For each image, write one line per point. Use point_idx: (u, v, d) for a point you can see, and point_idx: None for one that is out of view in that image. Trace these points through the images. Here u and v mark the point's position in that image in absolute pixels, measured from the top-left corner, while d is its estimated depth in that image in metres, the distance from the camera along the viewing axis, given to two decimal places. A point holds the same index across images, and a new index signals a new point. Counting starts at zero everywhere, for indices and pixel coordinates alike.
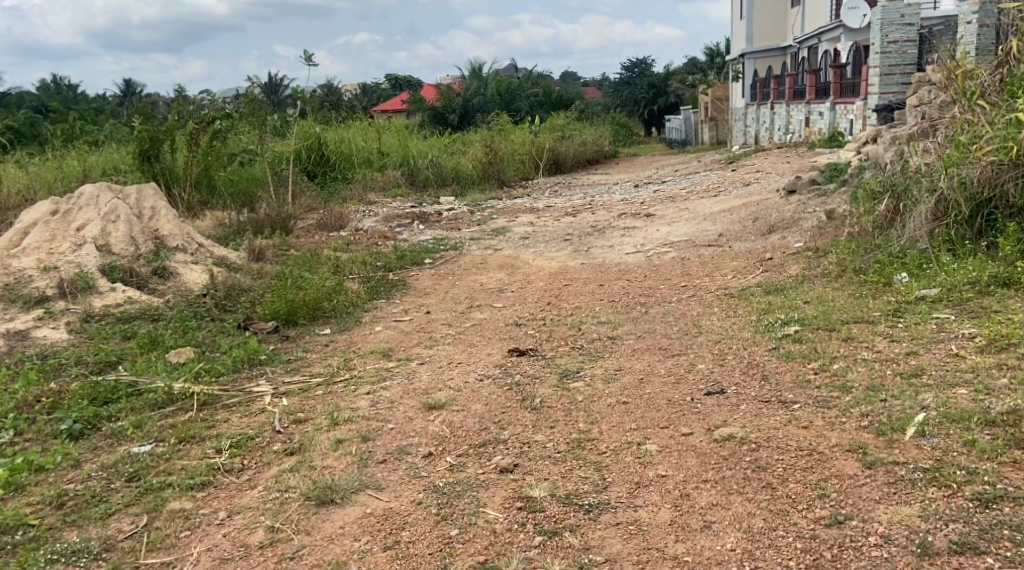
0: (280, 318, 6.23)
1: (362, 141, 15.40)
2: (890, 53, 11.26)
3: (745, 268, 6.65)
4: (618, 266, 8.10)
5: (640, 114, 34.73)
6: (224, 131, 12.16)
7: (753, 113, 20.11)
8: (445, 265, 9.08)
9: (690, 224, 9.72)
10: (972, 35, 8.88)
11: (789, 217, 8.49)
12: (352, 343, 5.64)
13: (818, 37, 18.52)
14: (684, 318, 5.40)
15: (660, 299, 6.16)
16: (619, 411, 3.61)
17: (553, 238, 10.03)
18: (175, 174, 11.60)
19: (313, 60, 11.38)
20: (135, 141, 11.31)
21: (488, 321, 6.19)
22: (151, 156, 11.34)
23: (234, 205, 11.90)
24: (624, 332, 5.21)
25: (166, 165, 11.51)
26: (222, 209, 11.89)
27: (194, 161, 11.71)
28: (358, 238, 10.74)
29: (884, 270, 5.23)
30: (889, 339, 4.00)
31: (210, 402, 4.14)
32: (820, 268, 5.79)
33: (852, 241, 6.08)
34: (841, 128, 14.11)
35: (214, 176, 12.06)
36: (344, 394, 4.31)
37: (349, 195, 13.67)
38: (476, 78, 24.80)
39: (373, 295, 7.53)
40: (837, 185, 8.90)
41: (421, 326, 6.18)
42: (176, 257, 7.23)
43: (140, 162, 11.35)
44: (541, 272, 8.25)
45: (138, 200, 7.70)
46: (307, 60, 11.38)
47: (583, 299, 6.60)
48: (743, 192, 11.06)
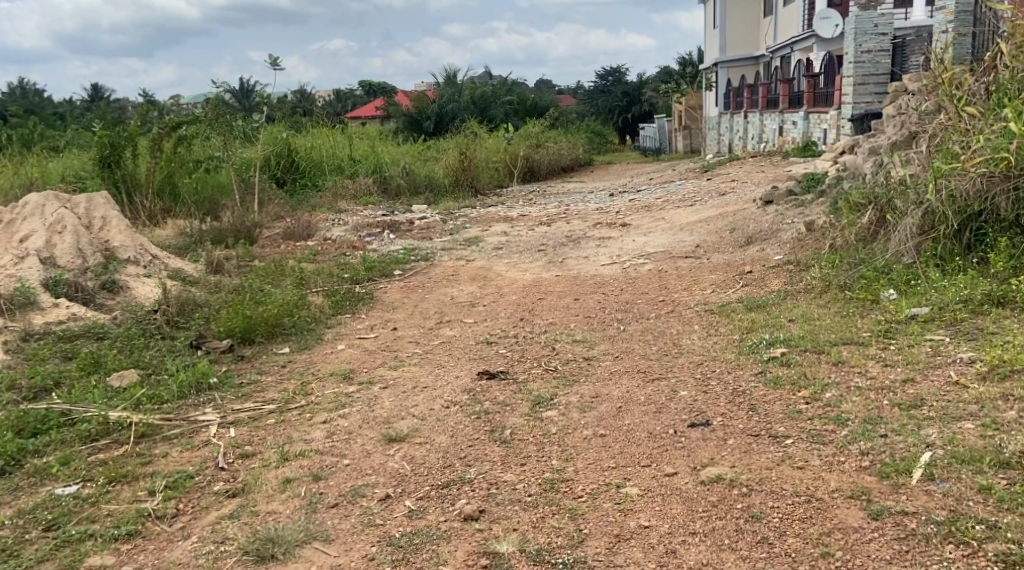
0: (235, 336, 5.95)
1: (333, 148, 15.04)
2: (863, 63, 11.09)
3: (725, 281, 6.40)
4: (594, 278, 7.83)
5: (614, 122, 34.63)
6: (189, 137, 11.82)
7: (727, 122, 19.96)
8: (416, 277, 8.76)
9: (667, 235, 9.47)
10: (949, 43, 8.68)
11: (767, 228, 8.26)
12: (312, 364, 5.32)
13: (790, 47, 18.39)
14: (661, 336, 5.15)
15: (637, 315, 5.89)
16: (596, 446, 3.31)
17: (527, 248, 9.75)
18: (137, 181, 11.22)
19: (279, 65, 11.05)
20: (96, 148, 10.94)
21: (457, 339, 5.87)
22: (112, 163, 10.97)
23: (198, 214, 11.52)
24: (600, 352, 4.93)
25: (127, 172, 11.13)
26: (185, 217, 11.51)
27: (156, 169, 11.34)
28: (326, 248, 10.40)
29: (870, 287, 4.97)
30: (881, 362, 3.73)
31: (149, 434, 3.87)
32: (803, 283, 5.53)
33: (835, 255, 5.82)
34: (815, 137, 13.96)
35: (178, 184, 11.68)
36: (299, 424, 4.01)
37: (318, 204, 13.32)
38: (450, 83, 24.51)
39: (337, 309, 7.21)
40: (815, 195, 8.67)
41: (387, 345, 5.86)
42: (127, 269, 7.14)
43: (100, 168, 10.96)
44: (514, 284, 7.96)
45: (88, 210, 7.62)
46: (273, 64, 11.05)
47: (557, 314, 6.31)
48: (720, 202, 10.84)
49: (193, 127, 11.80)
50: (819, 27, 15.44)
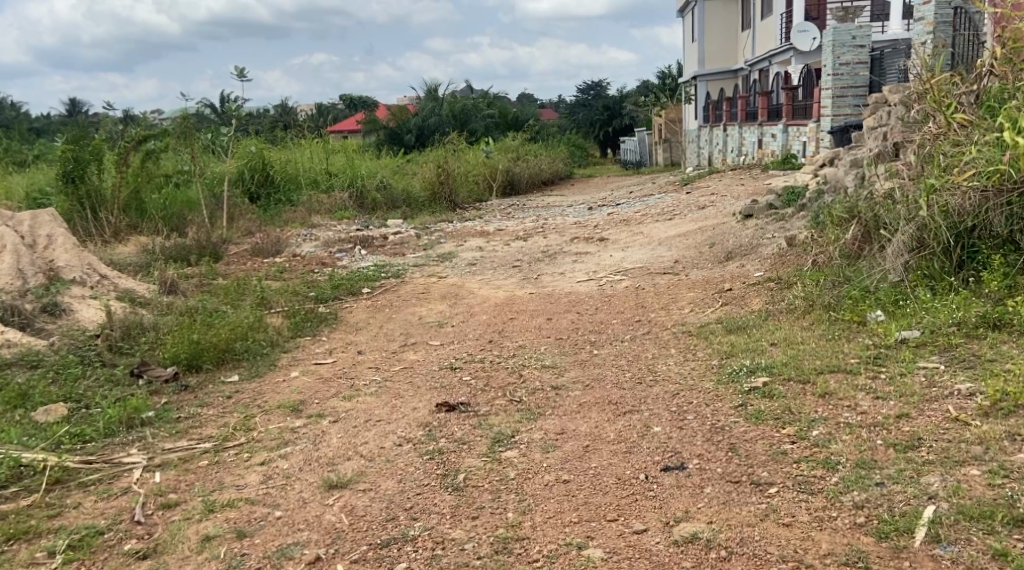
0: (180, 363, 5.65)
1: (308, 162, 14.67)
2: (842, 75, 10.83)
3: (704, 299, 6.08)
4: (568, 296, 7.50)
5: (596, 136, 34.43)
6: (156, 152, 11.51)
7: (706, 135, 19.70)
8: (384, 295, 8.39)
9: (645, 249, 9.16)
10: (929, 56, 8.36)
11: (748, 242, 7.95)
12: (260, 396, 4.97)
13: (769, 59, 18.18)
14: (636, 361, 4.82)
15: (611, 337, 5.55)
16: (557, 495, 2.99)
17: (501, 264, 9.40)
18: (102, 197, 10.75)
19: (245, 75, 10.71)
20: (59, 163, 10.52)
21: (420, 364, 5.49)
22: (75, 177, 10.52)
23: (163, 229, 11.06)
24: (569, 380, 4.57)
25: (91, 187, 10.69)
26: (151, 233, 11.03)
27: (122, 183, 10.96)
28: (293, 265, 10.02)
29: (857, 307, 4.64)
30: (871, 393, 3.37)
31: (64, 480, 3.71)
32: (785, 302, 5.21)
33: (820, 272, 5.48)
34: (795, 149, 13.70)
35: (144, 199, 11.26)
36: (234, 467, 3.75)
37: (290, 218, 12.93)
38: (428, 96, 24.25)
39: (297, 331, 6.83)
40: (796, 209, 8.36)
41: (344, 371, 5.49)
42: (72, 290, 6.93)
43: (63, 183, 10.51)
44: (485, 303, 7.61)
45: (33, 228, 7.40)
46: (240, 75, 10.69)
47: (528, 335, 5.95)
48: (699, 215, 10.56)
49: (158, 141, 11.47)
50: (797, 40, 15.19)
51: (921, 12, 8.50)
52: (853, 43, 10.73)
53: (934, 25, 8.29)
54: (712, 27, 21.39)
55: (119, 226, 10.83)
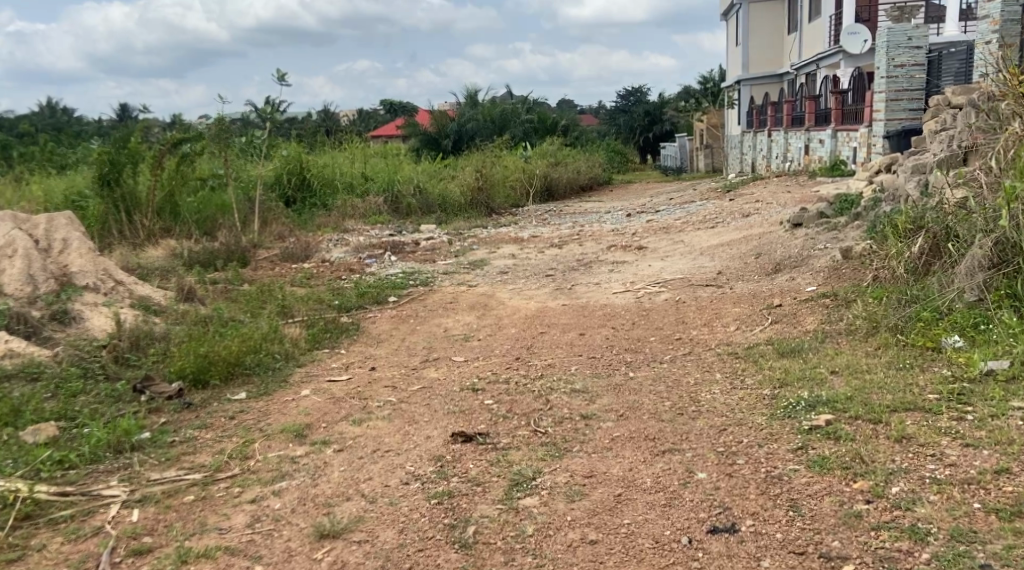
0: (186, 378, 5.25)
1: (345, 167, 14.32)
2: (897, 77, 10.16)
3: (752, 316, 5.55)
4: (603, 309, 7.01)
5: (635, 141, 33.85)
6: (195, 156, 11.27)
7: (750, 140, 19.08)
8: (411, 304, 7.99)
9: (686, 259, 8.63)
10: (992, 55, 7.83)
11: (797, 254, 7.42)
12: (265, 417, 4.54)
13: (817, 63, 17.55)
14: (677, 388, 4.32)
15: (649, 357, 5.05)
16: (582, 560, 2.66)
17: (534, 273, 8.94)
18: (136, 199, 10.46)
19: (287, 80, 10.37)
20: (95, 165, 10.28)
21: (441, 383, 5.04)
22: (111, 180, 10.26)
23: (195, 233, 10.76)
24: (601, 408, 4.09)
25: (126, 190, 10.43)
26: (184, 237, 10.72)
27: (156, 186, 10.67)
28: (321, 271, 9.64)
29: (930, 332, 4.14)
30: (959, 440, 2.98)
31: (34, 515, 3.31)
32: (845, 323, 4.76)
33: (883, 292, 4.98)
34: (844, 155, 13.12)
35: (179, 202, 10.96)
36: (221, 504, 3.33)
37: (323, 223, 12.59)
38: (471, 104, 23.93)
39: (314, 343, 6.42)
40: (849, 218, 7.81)
41: (360, 389, 5.06)
42: (84, 297, 6.56)
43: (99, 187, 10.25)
44: (516, 314, 7.15)
45: (48, 231, 7.07)
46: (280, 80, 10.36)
47: (558, 353, 5.47)
48: (744, 223, 10.01)
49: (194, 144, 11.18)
50: (846, 43, 14.54)
51: (985, 11, 7.98)
52: (909, 44, 10.13)
53: (1000, 22, 7.71)
54: (757, 29, 20.74)
55: (154, 229, 10.55)
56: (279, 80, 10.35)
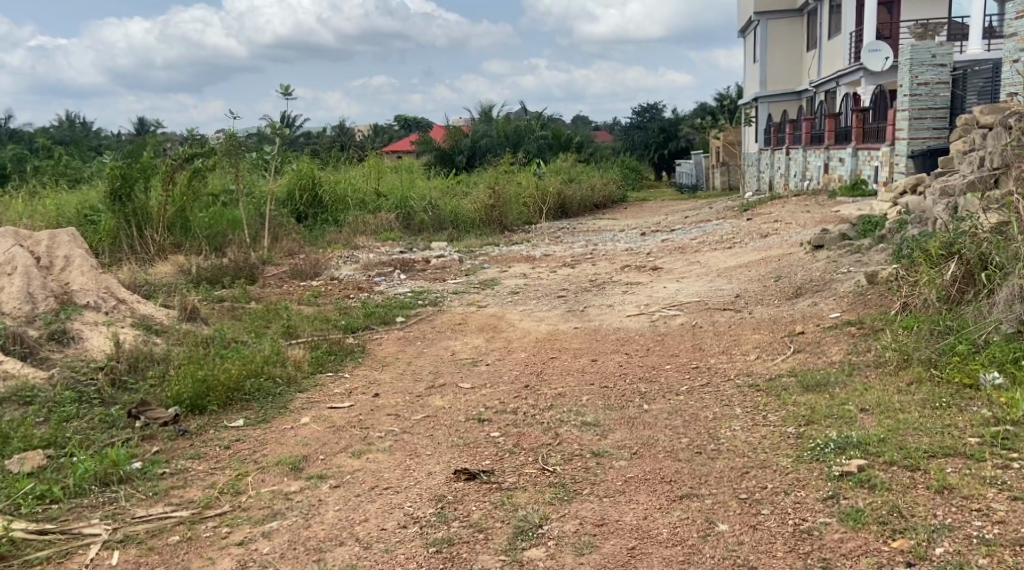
0: (183, 404, 5.02)
1: (356, 182, 14.13)
2: (920, 96, 9.95)
3: (772, 345, 5.30)
4: (616, 333, 6.78)
5: (651, 158, 33.66)
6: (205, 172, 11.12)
7: (767, 159, 18.84)
8: (419, 325, 7.77)
9: (703, 282, 8.39)
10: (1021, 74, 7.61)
11: (818, 278, 7.17)
12: (261, 447, 4.30)
13: (836, 81, 17.32)
14: (694, 424, 4.08)
15: (664, 388, 4.80)
16: None
17: (545, 294, 8.72)
18: (148, 214, 10.31)
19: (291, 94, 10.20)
20: (107, 180, 10.14)
21: (447, 412, 4.82)
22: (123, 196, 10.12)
23: (206, 249, 10.55)
24: (614, 444, 3.87)
25: (138, 206, 10.27)
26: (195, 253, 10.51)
27: (168, 201, 10.52)
28: (329, 289, 9.45)
29: (966, 367, 4.05)
30: (1006, 492, 2.91)
31: (8, 556, 3.14)
32: (873, 354, 4.57)
33: (914, 321, 4.77)
34: (864, 175, 12.86)
35: (190, 218, 10.77)
36: (206, 546, 3.17)
37: (334, 239, 12.42)
38: (485, 120, 23.82)
39: (317, 366, 6.21)
40: (873, 241, 7.57)
41: (361, 417, 4.83)
42: (84, 317, 6.33)
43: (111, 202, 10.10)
44: (526, 337, 6.93)
45: (51, 249, 6.90)
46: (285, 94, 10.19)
47: (570, 380, 5.23)
48: (762, 245, 9.76)
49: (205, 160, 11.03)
50: (867, 60, 14.29)
51: (1012, 28, 7.71)
52: (933, 62, 9.86)
53: None
54: (775, 47, 20.51)
55: (165, 244, 10.36)
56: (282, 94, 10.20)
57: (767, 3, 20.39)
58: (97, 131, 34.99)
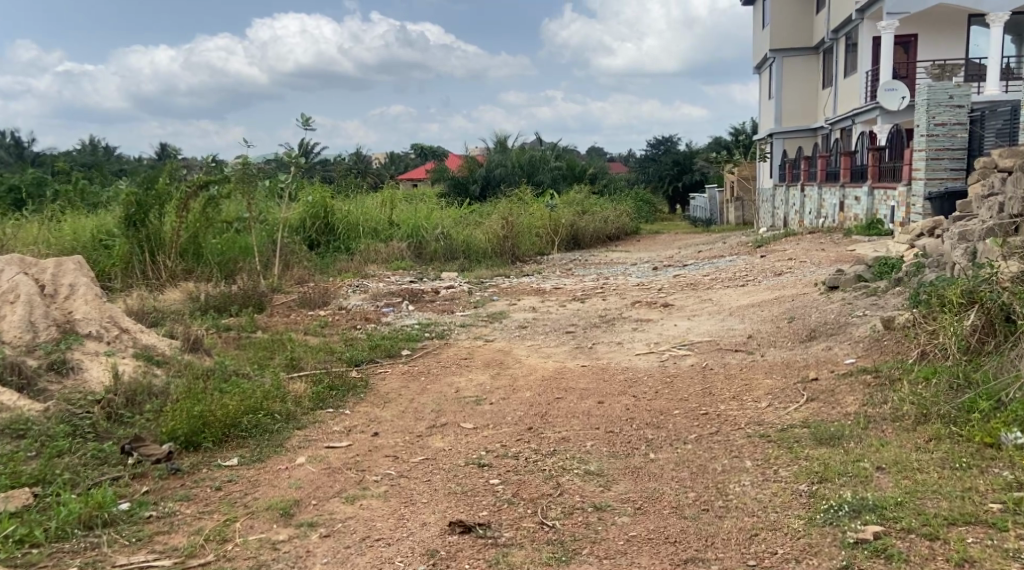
0: (177, 441, 4.89)
1: (369, 211, 14.05)
2: (937, 137, 9.83)
3: (784, 392, 5.12)
4: (625, 373, 6.62)
5: (664, 190, 33.55)
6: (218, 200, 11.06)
7: (781, 196, 18.72)
8: (424, 359, 7.64)
9: (714, 320, 8.24)
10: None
11: (833, 320, 7.01)
12: (253, 490, 4.17)
13: (852, 119, 17.21)
14: (702, 477, 3.93)
15: (672, 436, 4.63)
16: None
17: (554, 329, 8.59)
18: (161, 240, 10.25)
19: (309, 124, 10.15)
20: (120, 206, 10.07)
21: (449, 454, 4.67)
22: (137, 222, 10.04)
23: (218, 276, 10.41)
24: (617, 497, 3.76)
25: (151, 232, 10.21)
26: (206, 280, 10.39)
27: (181, 227, 10.44)
28: (337, 319, 9.32)
29: (984, 425, 3.92)
30: None
31: None
32: (888, 405, 4.42)
33: (932, 371, 4.62)
34: (880, 214, 12.70)
35: (201, 244, 10.68)
36: None
37: (345, 267, 12.33)
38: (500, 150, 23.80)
39: (319, 402, 6.07)
40: (888, 283, 7.42)
41: (358, 459, 4.68)
42: (85, 346, 6.20)
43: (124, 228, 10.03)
44: (533, 374, 6.79)
45: (56, 276, 6.79)
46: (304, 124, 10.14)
47: (575, 423, 5.07)
48: (775, 283, 9.60)
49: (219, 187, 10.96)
50: (883, 99, 14.18)
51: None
52: (950, 103, 9.76)
53: None
54: (791, 84, 20.43)
55: (176, 270, 10.27)
56: (302, 124, 10.13)
57: (783, 40, 20.36)
58: (116, 153, 35.17)
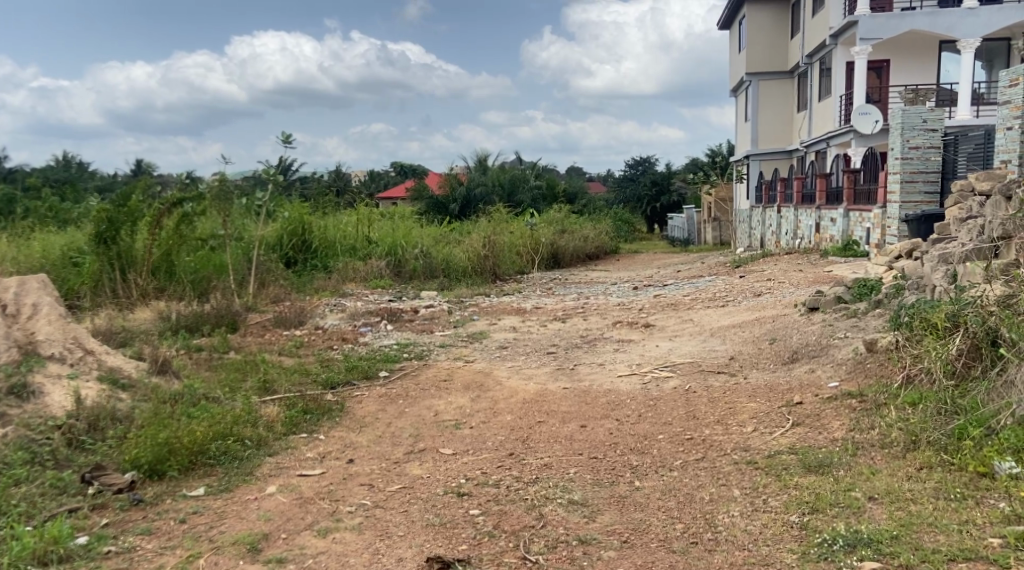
0: (140, 469, 4.69)
1: (347, 229, 13.83)
2: (911, 160, 9.78)
3: (769, 416, 4.99)
4: (607, 396, 6.47)
5: (642, 210, 33.56)
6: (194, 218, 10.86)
7: (758, 216, 18.74)
8: (403, 381, 7.45)
9: (696, 341, 8.12)
10: (1016, 141, 7.47)
11: (815, 341, 6.91)
12: (219, 523, 4.00)
13: (827, 141, 17.24)
14: (688, 507, 3.80)
15: (657, 462, 4.49)
16: None
17: (535, 349, 8.44)
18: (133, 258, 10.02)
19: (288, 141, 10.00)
20: (91, 223, 9.83)
21: (426, 482, 4.50)
22: (108, 239, 9.81)
23: (191, 295, 10.16)
24: (603, 530, 3.66)
25: (122, 248, 9.98)
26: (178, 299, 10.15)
27: (153, 245, 10.22)
28: (313, 339, 9.12)
29: (976, 453, 3.81)
30: None
31: None
32: (875, 431, 4.31)
33: (920, 397, 4.50)
34: (856, 236, 12.68)
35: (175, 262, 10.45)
36: None
37: (322, 286, 12.14)
38: (479, 169, 23.67)
39: (291, 427, 5.88)
40: (869, 305, 7.34)
41: (330, 488, 4.50)
42: (48, 368, 5.98)
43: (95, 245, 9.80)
44: (514, 397, 6.63)
45: (19, 296, 6.57)
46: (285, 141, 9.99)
47: (555, 449, 4.92)
48: (755, 304, 9.51)
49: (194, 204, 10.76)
50: (857, 123, 14.17)
51: (1006, 95, 7.66)
52: (924, 127, 9.75)
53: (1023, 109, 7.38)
54: (767, 106, 20.45)
55: (148, 288, 10.05)
56: (285, 142, 9.98)
57: (760, 62, 20.42)
58: (91, 170, 34.74)
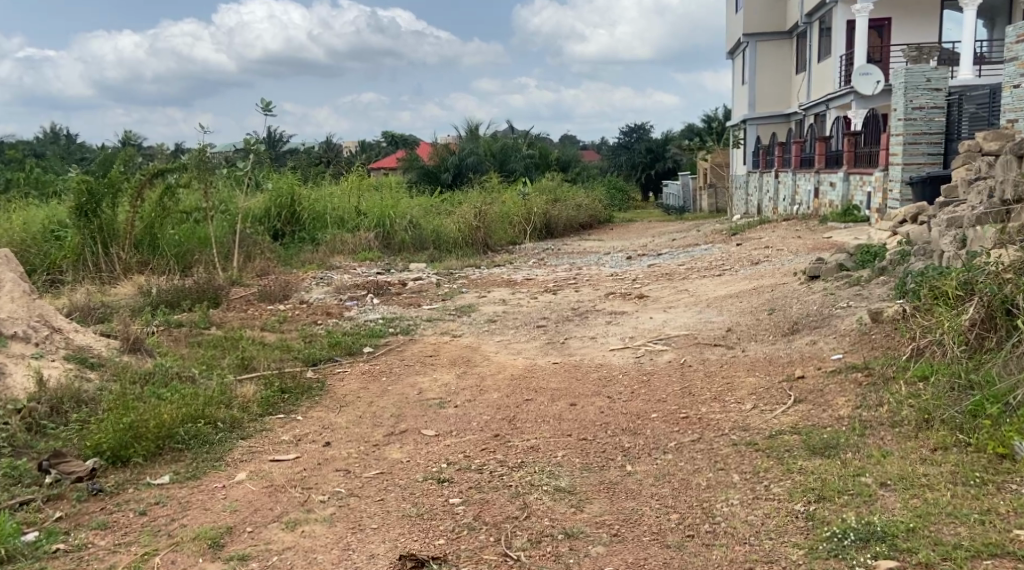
0: (103, 456, 4.42)
1: (337, 200, 13.47)
2: (914, 121, 9.45)
3: (770, 392, 4.71)
4: (599, 371, 6.19)
5: (637, 178, 33.24)
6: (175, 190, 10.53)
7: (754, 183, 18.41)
8: (388, 356, 7.16)
9: (692, 312, 7.84)
10: None
11: (817, 312, 6.63)
12: (181, 515, 3.74)
13: (825, 104, 16.86)
14: (684, 494, 3.54)
15: (650, 445, 4.20)
16: None
17: (525, 323, 8.14)
18: (114, 231, 9.68)
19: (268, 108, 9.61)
20: (71, 195, 9.49)
21: (405, 468, 4.22)
22: (88, 211, 9.48)
23: (173, 267, 9.84)
24: (592, 522, 3.40)
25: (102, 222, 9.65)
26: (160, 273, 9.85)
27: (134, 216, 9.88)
28: (296, 314, 8.82)
29: (995, 434, 3.54)
30: None
31: None
32: (884, 409, 4.03)
33: (932, 370, 4.22)
34: (856, 200, 12.37)
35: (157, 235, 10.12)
36: None
37: (309, 258, 11.81)
38: (471, 137, 23.27)
39: (268, 407, 5.59)
40: (873, 273, 7.04)
41: (302, 475, 4.23)
42: (11, 348, 5.68)
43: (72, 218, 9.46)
44: (501, 374, 6.34)
45: None
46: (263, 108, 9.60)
47: (543, 429, 4.63)
48: (753, 273, 9.21)
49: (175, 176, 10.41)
50: (858, 84, 13.81)
51: (1013, 52, 7.31)
52: (928, 86, 9.40)
53: None
54: (763, 70, 20.06)
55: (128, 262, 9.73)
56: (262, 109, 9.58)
57: (755, 25, 19.99)
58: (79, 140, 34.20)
